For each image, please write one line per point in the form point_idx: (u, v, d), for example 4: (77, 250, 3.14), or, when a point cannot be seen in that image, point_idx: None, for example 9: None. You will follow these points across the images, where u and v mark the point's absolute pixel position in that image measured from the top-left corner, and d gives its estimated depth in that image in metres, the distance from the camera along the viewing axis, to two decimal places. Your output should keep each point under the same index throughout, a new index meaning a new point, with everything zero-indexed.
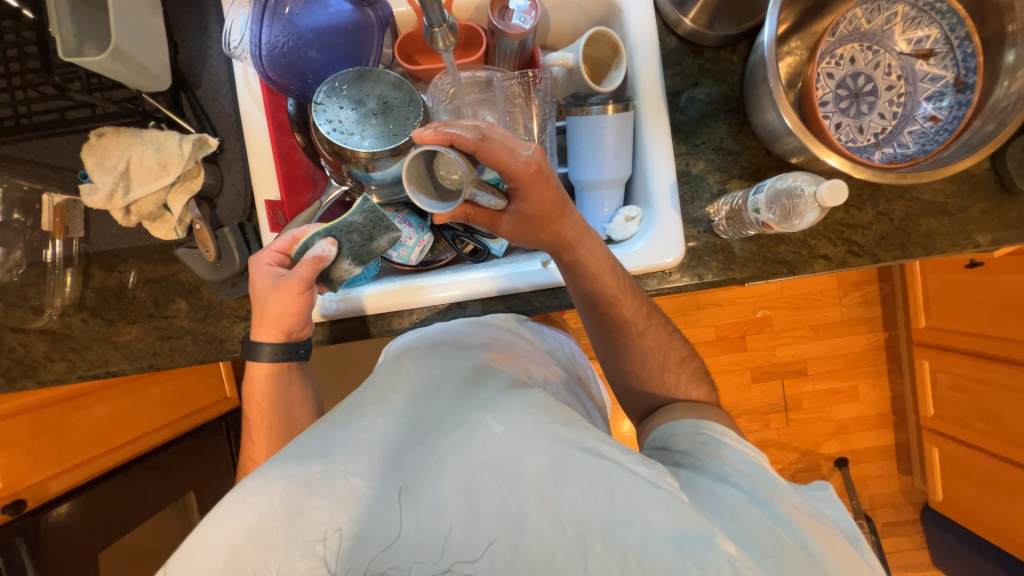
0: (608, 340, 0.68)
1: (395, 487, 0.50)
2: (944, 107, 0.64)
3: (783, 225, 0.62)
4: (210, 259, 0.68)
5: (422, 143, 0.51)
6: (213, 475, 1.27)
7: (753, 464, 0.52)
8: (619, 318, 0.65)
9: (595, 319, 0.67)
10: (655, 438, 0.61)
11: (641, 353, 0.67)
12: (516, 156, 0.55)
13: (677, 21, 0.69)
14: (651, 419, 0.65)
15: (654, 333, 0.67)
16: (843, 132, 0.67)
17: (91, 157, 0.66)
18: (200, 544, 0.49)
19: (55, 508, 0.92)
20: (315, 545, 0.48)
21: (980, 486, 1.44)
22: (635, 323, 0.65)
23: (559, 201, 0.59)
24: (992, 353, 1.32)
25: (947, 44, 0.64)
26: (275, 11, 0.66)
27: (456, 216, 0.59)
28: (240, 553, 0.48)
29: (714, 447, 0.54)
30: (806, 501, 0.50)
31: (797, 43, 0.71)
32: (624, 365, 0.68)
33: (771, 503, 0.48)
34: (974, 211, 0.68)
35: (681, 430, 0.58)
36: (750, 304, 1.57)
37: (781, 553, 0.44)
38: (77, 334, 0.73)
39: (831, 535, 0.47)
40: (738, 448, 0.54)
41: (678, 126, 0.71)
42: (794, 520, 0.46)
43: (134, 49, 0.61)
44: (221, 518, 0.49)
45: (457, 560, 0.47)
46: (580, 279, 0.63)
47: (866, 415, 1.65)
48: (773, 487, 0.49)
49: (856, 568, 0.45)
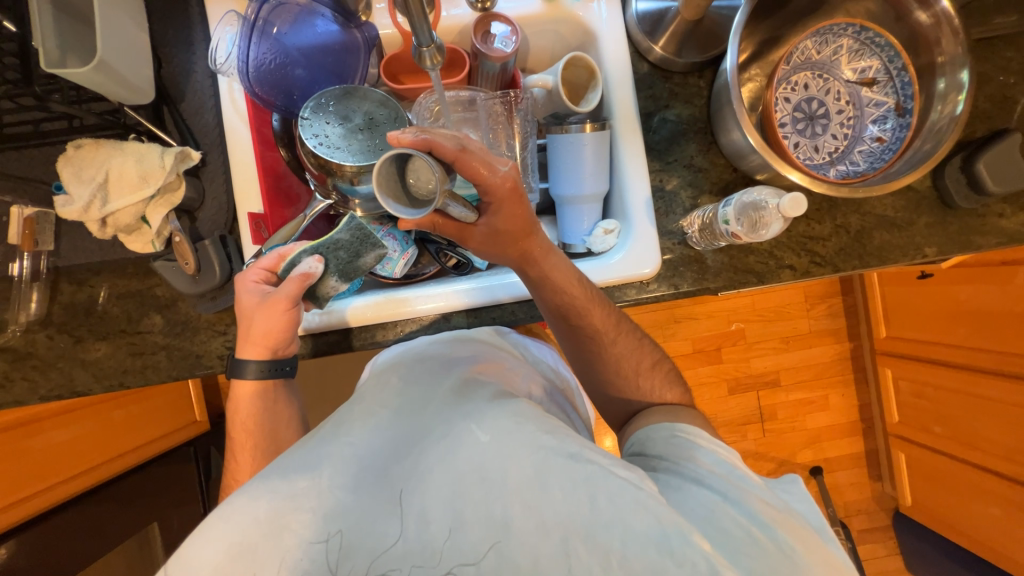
0: (581, 350, 0.70)
1: (394, 487, 0.51)
2: (888, 129, 0.71)
3: (751, 235, 0.66)
4: (190, 271, 0.67)
5: (400, 145, 0.49)
6: (180, 505, 1.20)
7: (726, 463, 0.53)
8: (589, 328, 0.66)
9: (566, 330, 0.68)
10: (632, 443, 0.62)
11: (613, 361, 0.69)
12: (494, 171, 0.54)
13: (649, 49, 0.74)
14: (628, 425, 0.67)
15: (624, 342, 0.69)
16: (802, 151, 0.73)
17: (68, 167, 0.65)
18: (183, 565, 0.46)
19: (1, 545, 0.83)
20: (314, 548, 0.47)
21: (944, 489, 1.50)
22: (603, 332, 0.67)
23: (528, 221, 0.61)
24: (948, 360, 1.40)
25: (887, 73, 0.71)
26: (263, 29, 0.67)
27: (424, 224, 0.56)
28: (226, 572, 0.45)
29: (687, 449, 0.56)
30: (778, 498, 0.51)
31: (756, 70, 0.78)
32: (603, 373, 0.70)
33: (744, 501, 0.49)
34: (921, 224, 0.74)
35: (657, 433, 0.60)
36: (724, 317, 1.62)
37: (754, 552, 0.45)
38: (41, 352, 0.69)
39: (803, 529, 0.48)
40: (710, 448, 0.56)
41: (652, 145, 0.76)
42: (767, 516, 0.47)
43: (119, 62, 0.61)
44: (202, 539, 0.47)
45: (456, 564, 0.46)
46: (549, 294, 0.64)
47: (837, 423, 1.71)
48: (745, 484, 0.51)
49: (829, 562, 0.46)
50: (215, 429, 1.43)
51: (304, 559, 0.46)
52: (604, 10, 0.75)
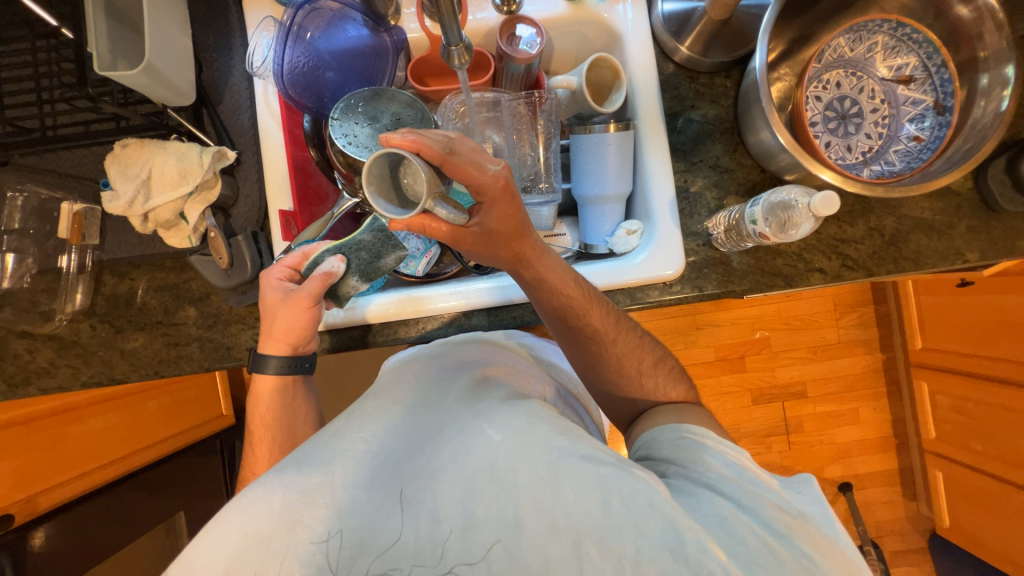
0: (581, 352, 0.68)
1: (397, 484, 0.50)
2: (926, 128, 0.68)
3: (780, 236, 0.64)
4: (223, 266, 0.70)
5: (390, 146, 0.47)
6: (204, 497, 1.23)
7: (735, 465, 0.52)
8: (587, 328, 0.65)
9: (566, 332, 0.67)
10: (640, 444, 0.61)
11: (613, 361, 0.67)
12: (484, 170, 0.52)
13: (675, 49, 0.74)
14: (636, 424, 0.66)
15: (623, 342, 0.66)
16: (834, 150, 0.71)
17: (115, 165, 0.69)
18: (202, 555, 0.47)
19: (34, 531, 0.86)
20: (314, 550, 0.47)
21: (986, 511, 1.41)
22: (600, 334, 0.65)
23: (522, 222, 0.58)
24: (991, 374, 1.32)
25: (925, 70, 0.69)
26: (298, 34, 0.69)
27: (414, 225, 0.51)
28: (240, 562, 0.47)
29: (695, 451, 0.54)
30: (792, 501, 0.49)
31: (786, 70, 0.77)
32: (614, 376, 0.67)
33: (755, 508, 0.47)
34: (961, 228, 0.71)
35: (665, 435, 0.58)
36: (747, 325, 1.58)
37: (770, 562, 0.43)
38: (84, 341, 0.73)
39: (821, 538, 0.46)
40: (719, 450, 0.54)
41: (677, 145, 0.75)
42: (781, 523, 0.46)
43: (164, 66, 0.64)
44: (219, 530, 0.49)
45: (457, 562, 0.46)
46: (545, 295, 0.63)
47: (867, 438, 1.64)
48: (756, 489, 0.49)
49: (847, 570, 0.44)
50: (240, 423, 1.47)
51: (303, 559, 0.46)
52: (630, 11, 0.75)
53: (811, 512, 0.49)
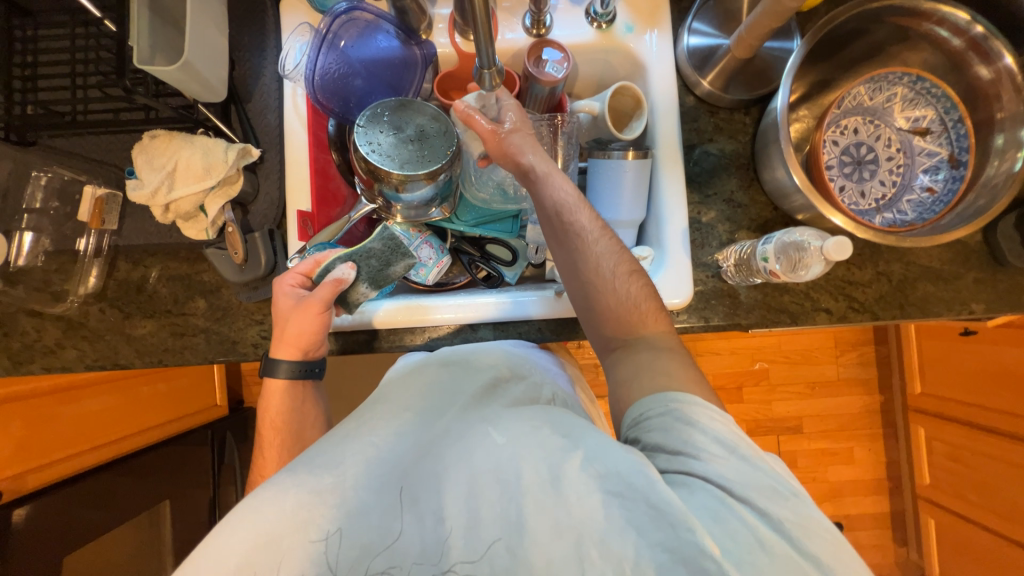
0: (567, 258, 0.63)
1: (399, 484, 0.51)
2: (939, 180, 0.70)
3: (789, 275, 0.65)
4: (237, 260, 0.71)
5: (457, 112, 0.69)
6: (192, 487, 1.21)
7: (726, 441, 0.49)
8: (576, 226, 0.62)
9: (557, 242, 0.64)
10: (626, 424, 0.56)
11: (597, 268, 0.61)
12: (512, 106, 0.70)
13: (696, 83, 0.76)
14: (618, 364, 0.60)
15: (609, 244, 0.62)
16: (847, 194, 0.72)
17: (142, 155, 0.71)
18: (207, 554, 0.46)
19: (16, 508, 0.83)
20: (317, 549, 0.47)
21: (977, 563, 1.39)
22: (589, 231, 0.62)
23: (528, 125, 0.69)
24: (989, 425, 1.32)
25: (942, 124, 0.70)
26: (331, 42, 0.72)
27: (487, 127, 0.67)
28: (252, 560, 0.46)
29: (684, 428, 0.50)
30: (779, 478, 0.48)
31: (805, 111, 0.78)
32: (591, 286, 0.61)
33: (746, 498, 0.46)
34: (968, 279, 0.72)
35: (651, 410, 0.53)
36: (747, 355, 1.58)
37: (761, 557, 0.43)
38: (92, 323, 0.74)
39: (810, 519, 0.46)
40: (709, 422, 0.50)
41: (692, 176, 0.76)
42: (768, 510, 0.45)
43: (201, 63, 0.66)
44: (230, 527, 0.48)
45: (459, 560, 0.47)
46: (540, 190, 0.64)
47: (861, 479, 1.63)
48: (746, 468, 0.48)
49: (836, 547, 0.45)
50: (235, 415, 1.47)
51: (304, 559, 0.46)
52: (656, 43, 0.77)
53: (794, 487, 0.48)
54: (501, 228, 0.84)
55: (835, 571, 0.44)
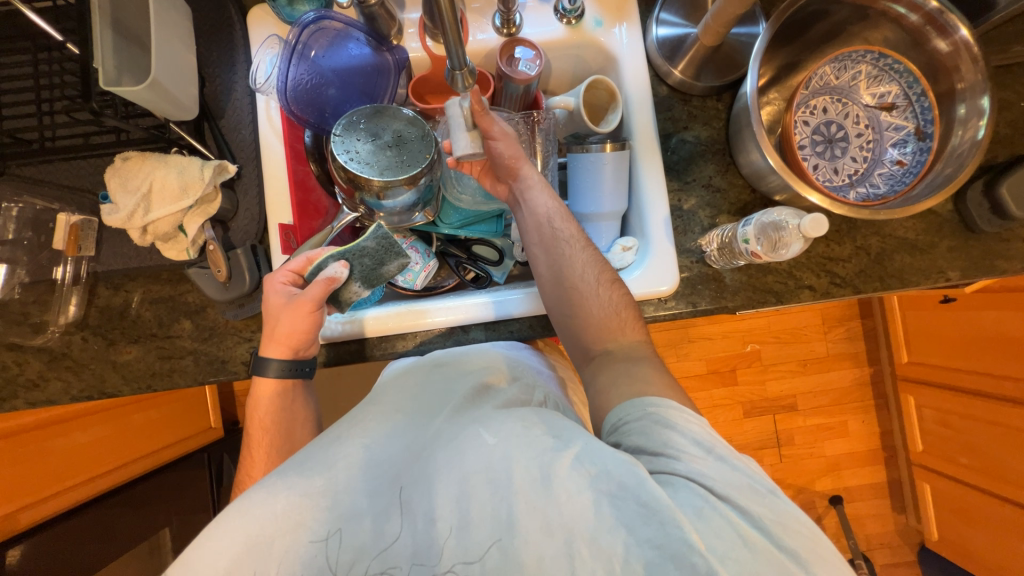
0: (553, 266, 0.64)
1: (396, 486, 0.53)
2: (908, 153, 0.71)
3: (771, 255, 0.66)
4: (221, 278, 0.70)
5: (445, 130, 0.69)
6: (190, 513, 1.19)
7: (704, 443, 0.50)
8: (562, 235, 0.65)
9: (542, 251, 0.66)
10: (607, 428, 0.57)
11: (582, 275, 0.63)
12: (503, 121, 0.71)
13: (668, 72, 0.76)
14: (596, 373, 0.61)
15: (592, 255, 0.65)
16: (821, 172, 0.74)
17: (115, 178, 0.69)
18: (202, 554, 0.48)
19: (8, 549, 0.82)
20: (314, 550, 0.48)
21: (973, 524, 1.43)
22: (573, 241, 0.65)
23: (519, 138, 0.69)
24: (976, 389, 1.35)
25: (906, 98, 0.72)
26: (302, 52, 0.71)
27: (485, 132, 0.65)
28: (242, 562, 0.48)
29: (664, 430, 0.51)
30: (759, 478, 0.49)
31: (774, 94, 0.82)
32: (575, 293, 0.63)
33: (729, 498, 0.47)
34: (943, 248, 0.74)
35: (630, 414, 0.54)
36: (739, 338, 1.60)
37: (744, 555, 0.44)
38: (75, 353, 0.72)
39: (788, 516, 0.47)
40: (688, 425, 0.52)
41: (671, 164, 0.77)
42: (750, 508, 0.47)
43: (169, 82, 0.65)
44: (224, 529, 0.49)
45: (454, 562, 0.48)
46: (528, 202, 0.67)
47: (857, 451, 1.66)
48: (726, 470, 0.49)
49: (817, 543, 0.46)
50: (230, 436, 1.45)
51: (302, 558, 0.48)
52: (625, 35, 0.78)
53: (773, 485, 0.50)
54: (486, 229, 0.85)
55: (815, 567, 0.45)
